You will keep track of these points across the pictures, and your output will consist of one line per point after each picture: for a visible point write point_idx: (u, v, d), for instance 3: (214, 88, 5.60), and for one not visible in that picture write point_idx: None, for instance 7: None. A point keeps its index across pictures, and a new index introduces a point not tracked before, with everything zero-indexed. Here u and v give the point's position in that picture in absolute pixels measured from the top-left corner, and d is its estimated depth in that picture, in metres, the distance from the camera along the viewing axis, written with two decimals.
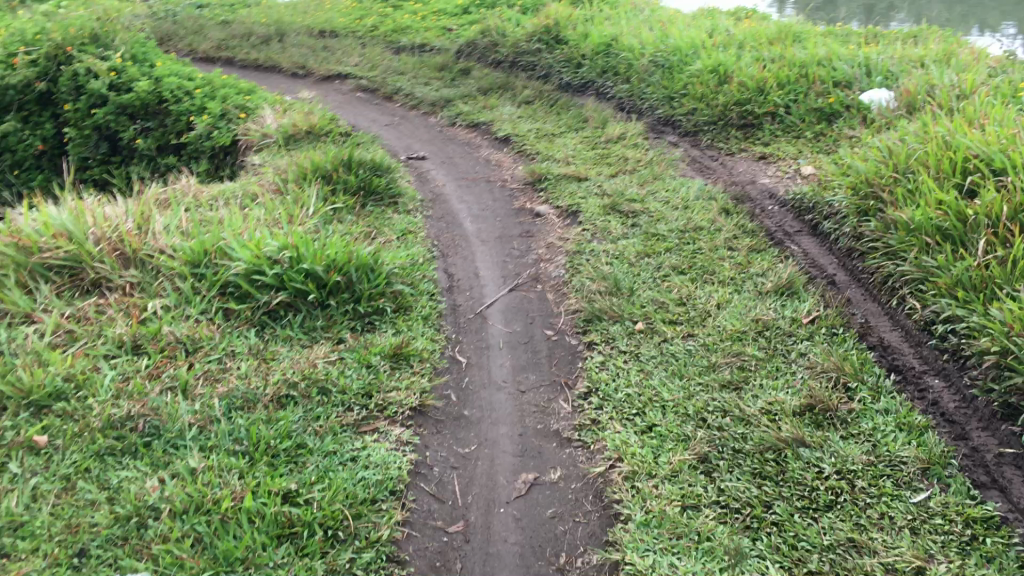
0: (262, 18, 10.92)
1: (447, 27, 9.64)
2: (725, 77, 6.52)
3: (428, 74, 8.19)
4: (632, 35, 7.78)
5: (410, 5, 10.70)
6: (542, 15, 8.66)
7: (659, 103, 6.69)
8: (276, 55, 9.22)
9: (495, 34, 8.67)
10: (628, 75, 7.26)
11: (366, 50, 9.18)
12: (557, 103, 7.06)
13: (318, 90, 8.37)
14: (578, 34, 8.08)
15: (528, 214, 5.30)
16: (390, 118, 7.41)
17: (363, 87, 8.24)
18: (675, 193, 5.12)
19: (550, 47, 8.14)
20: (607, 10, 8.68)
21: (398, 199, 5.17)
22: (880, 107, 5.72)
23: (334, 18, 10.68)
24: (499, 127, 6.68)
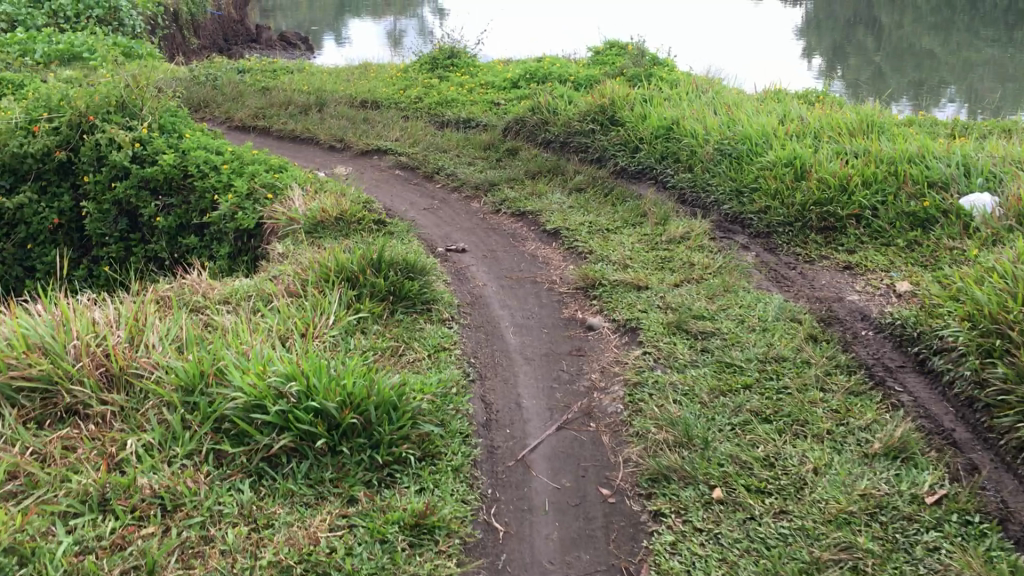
0: (303, 86, 10.53)
1: (495, 100, 9.16)
2: (803, 173, 5.88)
3: (473, 153, 7.67)
4: (694, 118, 7.21)
5: (456, 76, 10.26)
6: (596, 93, 8.16)
7: (726, 198, 6.05)
8: (315, 127, 8.75)
9: (546, 112, 8.14)
10: (691, 164, 6.66)
11: (409, 124, 8.70)
12: (613, 192, 6.46)
13: (355, 167, 7.87)
14: (636, 115, 7.52)
15: (578, 326, 4.64)
16: (429, 202, 6.84)
17: (403, 164, 7.74)
18: (750, 311, 4.44)
19: (605, 129, 7.60)
20: (665, 90, 8.16)
21: (432, 304, 4.54)
22: (985, 214, 5.10)
23: (376, 87, 10.27)
24: (548, 218, 6.09)
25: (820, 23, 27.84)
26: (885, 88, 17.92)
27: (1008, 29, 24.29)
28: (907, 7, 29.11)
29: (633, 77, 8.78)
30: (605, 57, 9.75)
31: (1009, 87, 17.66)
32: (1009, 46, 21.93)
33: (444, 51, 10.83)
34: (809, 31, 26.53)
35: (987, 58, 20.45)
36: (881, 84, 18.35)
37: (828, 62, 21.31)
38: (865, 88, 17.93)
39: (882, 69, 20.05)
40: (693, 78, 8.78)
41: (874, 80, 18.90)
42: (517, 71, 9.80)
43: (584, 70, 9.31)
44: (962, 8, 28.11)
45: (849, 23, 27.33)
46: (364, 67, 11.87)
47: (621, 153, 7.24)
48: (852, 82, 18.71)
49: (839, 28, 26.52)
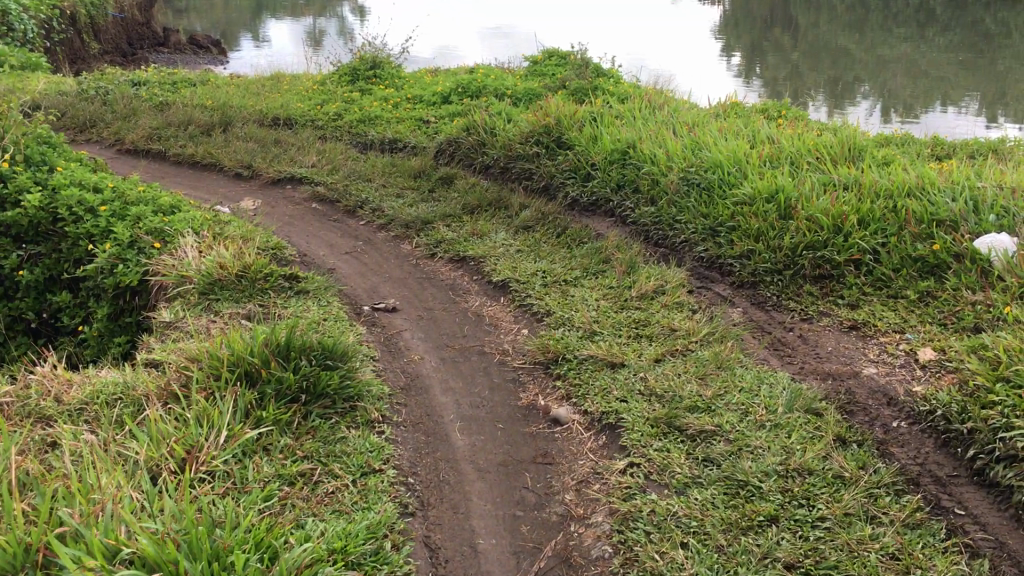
0: (206, 101, 9.43)
1: (423, 117, 8.23)
2: (788, 209, 5.07)
3: (402, 182, 6.72)
4: (653, 140, 6.39)
5: (380, 89, 9.30)
6: (539, 111, 7.30)
7: (700, 241, 5.23)
8: (219, 151, 7.68)
9: (483, 132, 7.26)
10: (653, 197, 5.83)
11: (327, 147, 7.71)
12: (565, 233, 5.59)
13: (263, 201, 6.85)
14: (586, 136, 6.68)
15: (540, 419, 3.74)
16: (351, 246, 5.87)
17: (321, 197, 6.75)
18: (753, 398, 3.60)
19: (551, 154, 6.72)
20: (614, 107, 7.33)
21: (357, 401, 3.59)
22: (1008, 261, 4.32)
23: (290, 103, 9.23)
24: (493, 266, 5.18)
25: (739, 21, 27.55)
26: (807, 87, 17.54)
27: (922, 28, 24.32)
28: (824, 6, 29.11)
29: (577, 93, 7.93)
30: (542, 68, 8.89)
31: (931, 87, 17.44)
32: (926, 45, 21.84)
33: (365, 60, 9.83)
34: (728, 30, 26.20)
35: (905, 58, 20.29)
36: (802, 83, 17.96)
37: (749, 60, 20.90)
38: (787, 87, 17.52)
39: (805, 67, 19.71)
40: (643, 93, 7.99)
41: (796, 78, 18.51)
42: (447, 84, 8.88)
43: (522, 84, 8.44)
44: (878, 8, 28.16)
45: (768, 22, 27.10)
46: (277, 77, 10.82)
47: (571, 183, 6.38)
48: (775, 81, 18.27)
49: (758, 27, 26.27)
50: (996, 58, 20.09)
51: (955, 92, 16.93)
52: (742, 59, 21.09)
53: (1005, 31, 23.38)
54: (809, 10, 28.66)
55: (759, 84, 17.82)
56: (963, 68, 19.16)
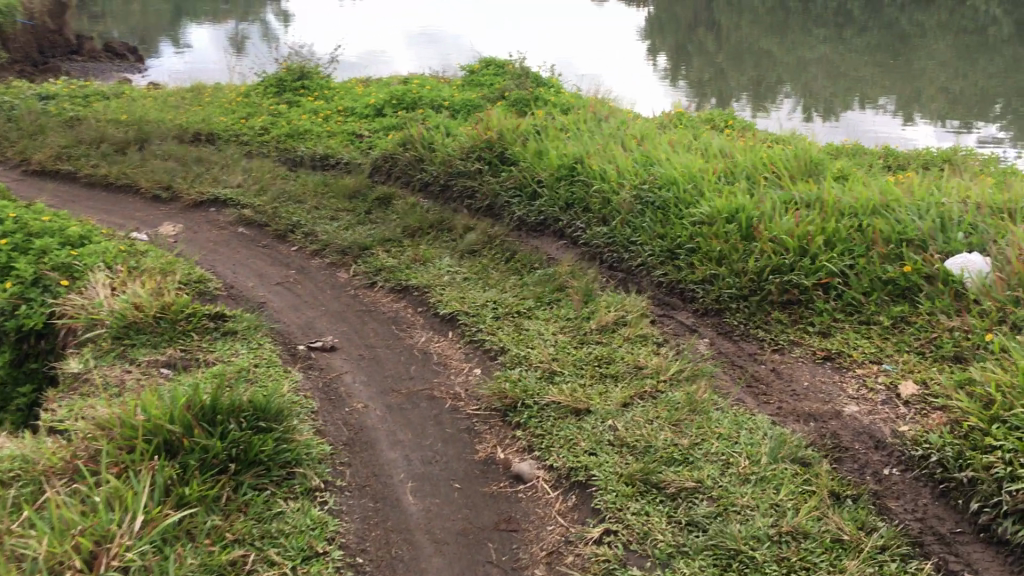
0: (122, 115, 8.86)
1: (355, 131, 7.80)
2: (750, 229, 4.79)
3: (336, 202, 6.29)
4: (601, 155, 6.09)
5: (309, 100, 8.85)
6: (479, 125, 6.95)
7: (658, 265, 4.93)
8: (136, 171, 7.15)
9: (421, 148, 6.88)
10: (606, 217, 5.51)
11: (254, 165, 7.23)
12: (513, 258, 5.24)
13: (185, 226, 6.36)
14: (530, 151, 6.35)
15: (500, 475, 3.38)
16: (283, 276, 5.43)
17: (248, 221, 6.29)
18: (733, 446, 3.29)
19: (495, 172, 6.37)
20: (557, 119, 7.01)
21: (293, 468, 3.18)
22: (983, 284, 4.08)
23: (212, 117, 8.71)
24: (439, 297, 4.80)
25: (663, 23, 27.63)
26: (733, 89, 17.55)
27: (842, 30, 24.66)
28: (746, 9, 29.40)
29: (518, 104, 7.60)
30: (479, 77, 8.53)
31: (851, 87, 17.59)
32: (846, 46, 22.11)
33: (292, 70, 9.36)
34: (653, 32, 26.24)
35: (826, 59, 20.50)
36: (727, 85, 17.98)
37: (675, 62, 20.90)
38: (713, 89, 17.53)
39: (730, 69, 19.77)
40: (586, 104, 7.70)
41: (721, 80, 18.53)
42: (380, 95, 8.47)
43: (459, 95, 8.07)
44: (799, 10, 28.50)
45: (693, 25, 27.23)
46: (198, 89, 10.27)
47: (517, 202, 6.03)
48: (702, 83, 18.25)
49: (683, 29, 26.39)
50: (912, 58, 20.41)
51: (875, 92, 17.09)
52: (669, 62, 21.07)
53: (921, 32, 23.81)
54: (733, 12, 28.89)
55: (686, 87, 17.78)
56: (882, 68, 19.40)
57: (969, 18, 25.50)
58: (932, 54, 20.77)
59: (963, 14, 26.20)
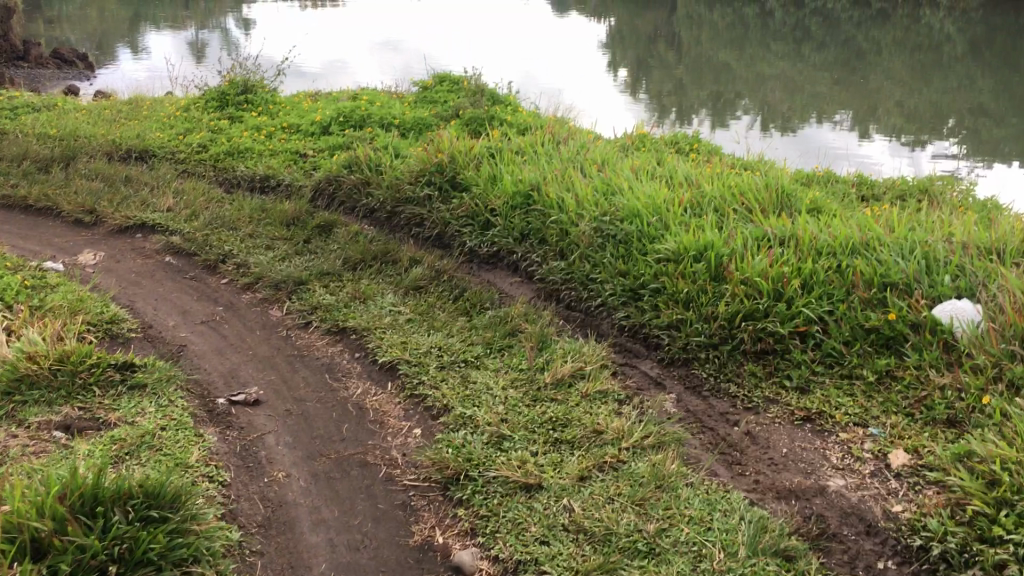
0: (50, 130, 8.29)
1: (299, 150, 7.32)
2: (720, 269, 4.39)
3: (272, 229, 5.80)
4: (559, 182, 5.68)
5: (253, 116, 8.36)
6: (430, 146, 6.51)
7: (619, 307, 4.51)
8: (57, 193, 6.60)
9: (368, 172, 6.42)
10: (564, 251, 5.09)
11: (187, 186, 6.71)
12: (462, 297, 4.80)
13: (106, 254, 5.83)
14: (484, 177, 5.92)
15: (437, 566, 2.92)
16: (208, 313, 4.93)
17: (175, 249, 5.78)
18: (706, 534, 2.87)
19: (445, 198, 5.93)
20: (513, 141, 6.59)
21: (190, 566, 2.69)
22: (976, 336, 3.69)
23: (147, 134, 8.18)
24: (379, 342, 4.34)
25: (622, 36, 27.43)
26: (690, 103, 17.31)
27: (800, 46, 24.59)
28: (706, 23, 29.34)
29: (472, 125, 7.17)
30: (431, 94, 8.08)
31: (808, 102, 17.43)
32: (803, 62, 22.01)
33: (235, 83, 8.85)
34: (612, 45, 26.02)
35: (784, 74, 20.37)
36: (684, 99, 17.74)
37: (634, 75, 20.64)
38: (670, 103, 17.27)
39: (688, 83, 19.55)
40: (544, 124, 7.30)
41: (680, 93, 18.28)
42: (326, 112, 7.99)
43: (410, 113, 7.62)
44: (758, 25, 28.46)
45: (652, 38, 27.06)
46: (137, 102, 9.73)
47: (468, 233, 5.59)
48: (660, 96, 17.99)
49: (641, 42, 26.20)
50: (869, 74, 20.35)
51: (832, 108, 16.93)
52: (628, 74, 20.81)
53: (880, 49, 23.83)
54: (692, 26, 28.78)
55: (644, 99, 17.49)
56: (839, 84, 19.28)
57: (926, 36, 25.58)
58: (888, 71, 20.72)
59: (918, 32, 26.28)
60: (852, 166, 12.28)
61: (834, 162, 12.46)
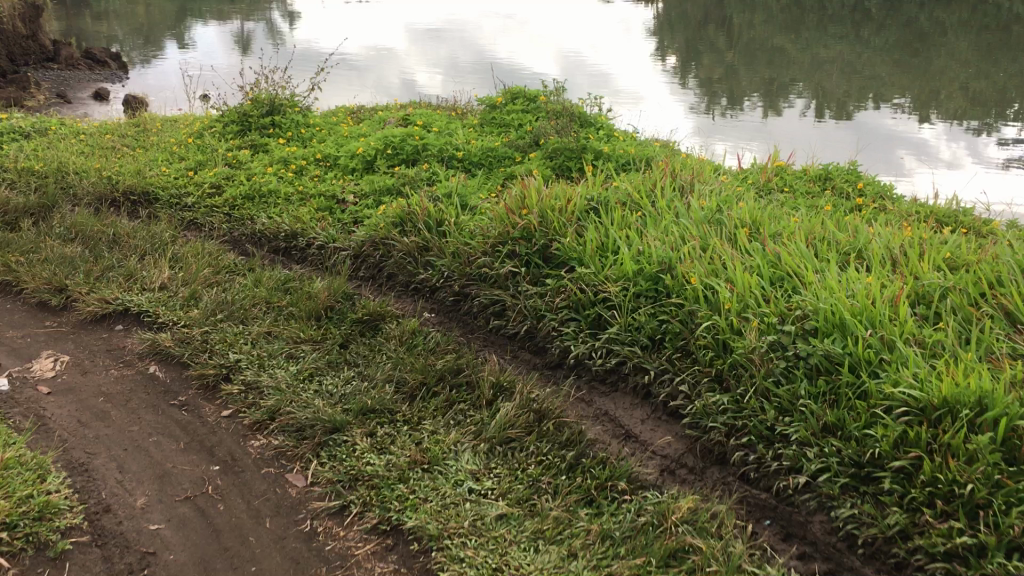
0: (36, 165, 6.79)
1: (336, 195, 5.72)
2: (1014, 444, 2.67)
3: (298, 325, 4.18)
4: (701, 259, 3.98)
5: (281, 145, 6.79)
6: (510, 197, 4.85)
7: (842, 499, 2.82)
8: (21, 264, 5.04)
9: (428, 235, 4.80)
10: (727, 380, 3.42)
11: (190, 251, 5.12)
12: (581, 467, 3.14)
13: (71, 359, 4.24)
14: (592, 248, 4.24)
15: None
16: (198, 478, 3.31)
17: (165, 353, 4.17)
18: None
19: (541, 283, 4.26)
20: (621, 189, 4.90)
21: None
22: None
23: (151, 169, 6.64)
24: (456, 565, 2.68)
25: (672, 22, 25.60)
26: (742, 89, 15.53)
27: (860, 27, 22.62)
28: (761, 6, 27.43)
29: (563, 173, 5.53)
30: (501, 118, 6.43)
31: (858, 85, 15.61)
32: (863, 44, 20.07)
33: (260, 102, 7.28)
34: (659, 30, 24.20)
35: (840, 58, 18.50)
36: (734, 84, 15.97)
37: (686, 62, 18.85)
38: (719, 91, 15.49)
39: (740, 68, 17.73)
40: (651, 161, 5.64)
41: (731, 80, 16.50)
42: (371, 139, 6.37)
43: (477, 145, 5.99)
44: (812, 7, 26.48)
45: (694, 23, 25.23)
46: (146, 121, 8.24)
47: (577, 336, 3.93)
48: (710, 83, 16.21)
49: (691, 27, 24.35)
50: (933, 55, 18.45)
51: (889, 91, 15.08)
52: (677, 61, 19.04)
53: (947, 27, 21.88)
54: (742, 9, 26.86)
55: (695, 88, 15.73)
56: (896, 65, 17.41)
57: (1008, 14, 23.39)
58: (955, 52, 18.76)
59: (987, 10, 24.15)
60: (902, 151, 10.74)
61: (880, 147, 10.91)
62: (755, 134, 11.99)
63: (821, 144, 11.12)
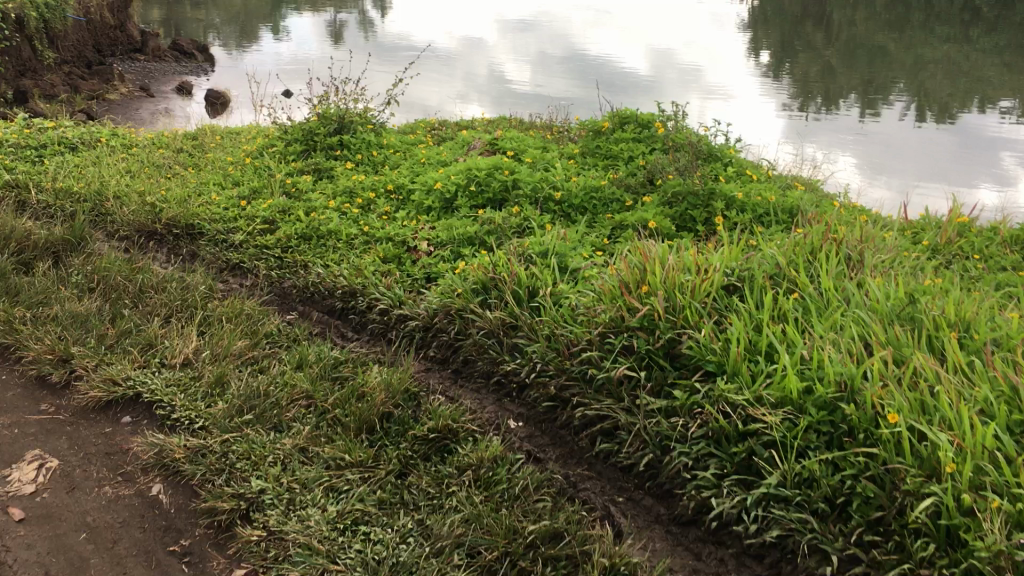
0: (73, 185, 5.98)
1: (406, 241, 4.74)
2: None
3: (345, 438, 3.18)
4: (900, 383, 2.85)
5: (347, 170, 5.86)
6: (624, 265, 3.77)
7: None
8: (25, 322, 4.16)
9: (518, 312, 3.76)
10: None
11: (226, 313, 4.18)
12: None
13: (60, 467, 3.32)
14: (738, 351, 3.13)
15: None
16: None
17: (173, 468, 3.21)
18: None
19: (668, 397, 3.18)
20: (768, 256, 3.78)
21: None
22: None
23: (199, 194, 5.77)
24: None
25: (768, 18, 24.15)
26: (840, 89, 14.14)
27: (972, 25, 20.87)
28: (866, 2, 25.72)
29: (688, 232, 4.44)
30: (606, 150, 5.36)
31: (975, 88, 14.05)
32: (971, 44, 18.44)
33: (327, 118, 6.37)
34: (754, 27, 22.73)
35: (945, 57, 16.97)
36: (833, 84, 14.54)
37: (784, 60, 17.48)
38: (814, 90, 14.10)
39: (842, 67, 16.32)
40: (795, 213, 4.52)
41: (829, 78, 15.13)
42: (452, 169, 5.35)
43: (578, 183, 4.94)
44: (920, 5, 24.70)
45: (791, 18, 23.74)
46: (201, 132, 7.42)
47: (720, 484, 2.83)
48: (806, 82, 14.89)
49: (787, 23, 22.90)
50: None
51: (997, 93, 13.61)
52: (773, 59, 17.69)
53: None
54: (846, 6, 25.20)
55: (789, 87, 14.43)
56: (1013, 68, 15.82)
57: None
58: None
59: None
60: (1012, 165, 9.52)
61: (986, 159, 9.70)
62: (855, 138, 10.67)
63: (930, 158, 9.80)
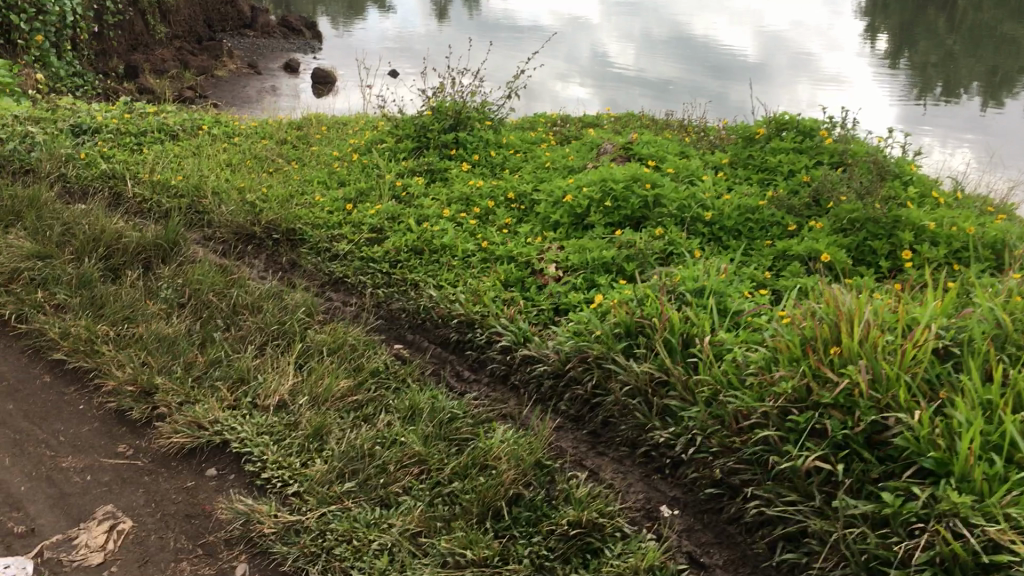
0: (170, 177, 5.57)
1: (531, 262, 4.15)
2: None
3: (465, 527, 2.61)
4: None
5: (463, 172, 5.30)
6: (804, 316, 3.10)
7: None
8: (108, 344, 3.71)
9: (672, 368, 3.12)
10: None
11: (328, 344, 3.67)
12: None
13: (133, 531, 2.81)
14: (969, 446, 2.42)
15: None
16: None
17: (261, 545, 2.69)
18: None
19: (872, 500, 2.51)
20: (987, 311, 3.04)
21: None
22: None
23: (303, 194, 5.29)
24: None
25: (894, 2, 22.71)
26: (984, 78, 12.96)
27: None
28: None
29: (868, 270, 3.73)
30: (761, 162, 4.68)
31: None
32: None
33: (442, 112, 5.83)
34: (880, 11, 21.38)
35: None
36: (971, 72, 13.36)
37: (918, 47, 16.24)
38: (955, 79, 12.95)
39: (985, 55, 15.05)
40: (999, 250, 3.76)
41: (969, 66, 13.93)
42: (583, 177, 4.73)
43: (731, 202, 4.27)
44: None
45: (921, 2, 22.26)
46: (306, 122, 6.97)
47: None
48: (945, 70, 13.73)
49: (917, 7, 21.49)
50: None
51: None
52: (905, 45, 16.47)
53: None
54: None
55: (927, 76, 13.31)
56: None
57: None
58: None
59: None
60: None
61: None
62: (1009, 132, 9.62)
63: None
